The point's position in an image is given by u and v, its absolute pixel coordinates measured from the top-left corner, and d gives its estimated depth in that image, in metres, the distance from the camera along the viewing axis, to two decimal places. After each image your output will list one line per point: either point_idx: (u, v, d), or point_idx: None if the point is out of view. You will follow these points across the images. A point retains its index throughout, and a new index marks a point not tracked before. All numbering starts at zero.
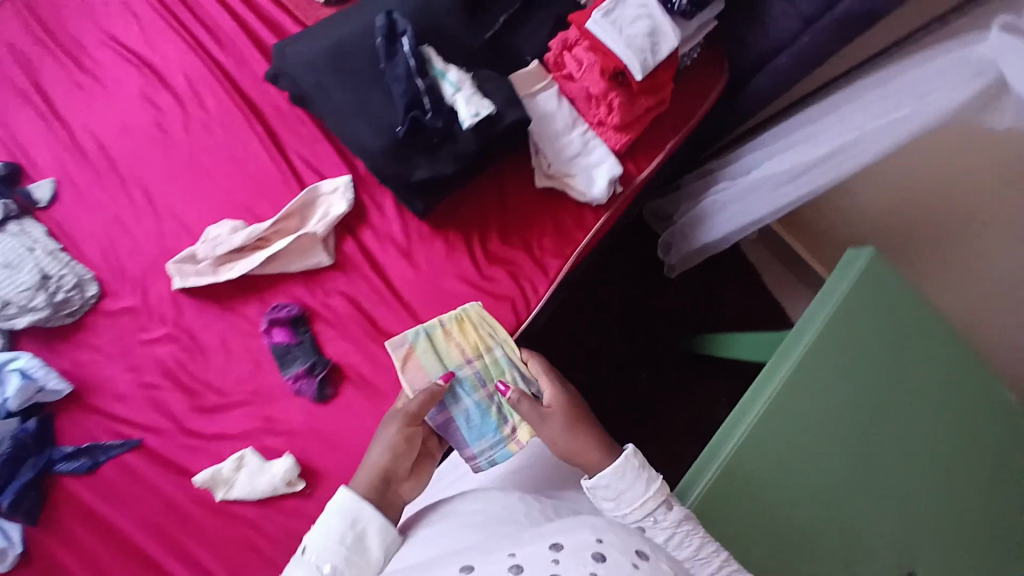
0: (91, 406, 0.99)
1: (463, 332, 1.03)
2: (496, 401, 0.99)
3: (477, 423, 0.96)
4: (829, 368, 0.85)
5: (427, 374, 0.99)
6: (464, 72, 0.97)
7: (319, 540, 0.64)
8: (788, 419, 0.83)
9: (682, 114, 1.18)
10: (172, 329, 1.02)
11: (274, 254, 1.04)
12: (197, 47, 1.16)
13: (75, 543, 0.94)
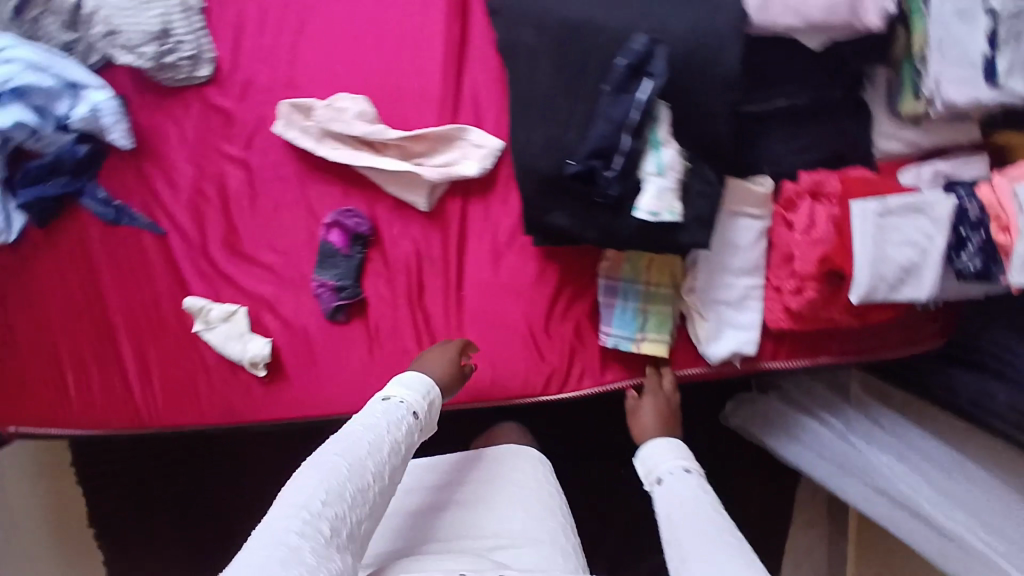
0: (147, 171, 0.98)
1: (657, 265, 0.94)
2: (649, 318, 0.95)
3: (622, 318, 0.95)
4: None
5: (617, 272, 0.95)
6: (683, 155, 0.77)
7: (401, 388, 0.79)
8: None
9: (863, 343, 0.97)
10: (252, 159, 0.97)
11: (382, 167, 0.95)
12: None
13: (77, 267, 1.01)
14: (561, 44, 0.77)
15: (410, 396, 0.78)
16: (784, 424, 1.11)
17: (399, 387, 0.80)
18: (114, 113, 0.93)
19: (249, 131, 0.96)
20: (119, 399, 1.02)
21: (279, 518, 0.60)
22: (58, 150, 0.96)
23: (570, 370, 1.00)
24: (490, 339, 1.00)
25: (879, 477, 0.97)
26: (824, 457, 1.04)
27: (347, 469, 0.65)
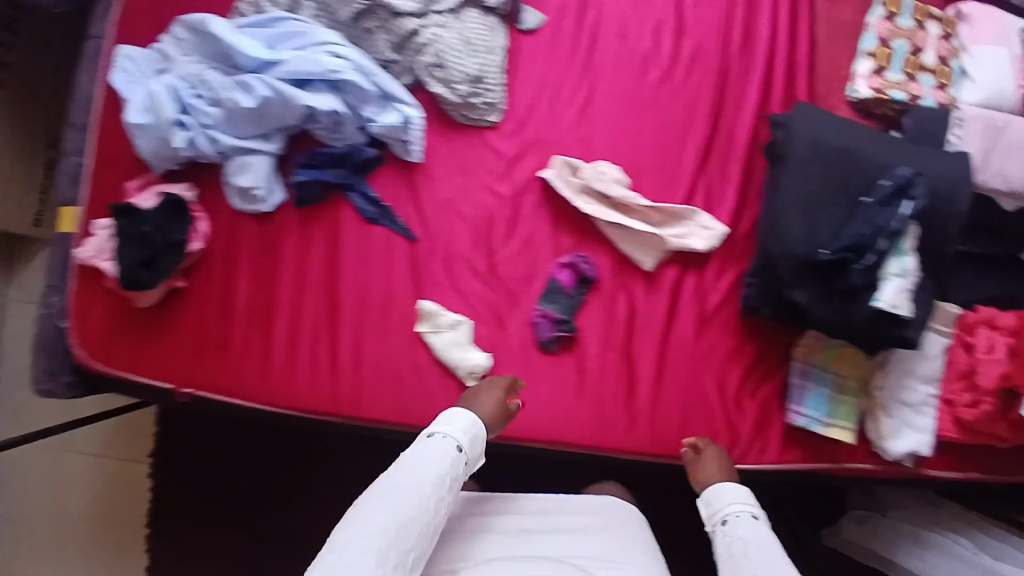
0: (412, 185, 1.10)
1: (849, 360, 1.11)
2: (837, 405, 1.10)
3: (816, 401, 1.10)
4: None
5: (814, 360, 1.11)
6: (917, 265, 0.94)
7: (451, 424, 0.87)
8: None
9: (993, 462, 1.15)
10: (509, 196, 1.11)
11: (625, 226, 1.09)
12: (726, 25, 1.17)
13: (322, 252, 1.10)
14: (833, 162, 0.96)
15: (453, 436, 0.85)
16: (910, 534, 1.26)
17: (442, 436, 0.86)
18: (419, 132, 1.04)
19: (516, 172, 1.11)
20: (327, 379, 1.09)
21: (354, 556, 0.71)
22: (348, 147, 1.06)
23: (751, 438, 1.11)
24: (682, 394, 1.11)
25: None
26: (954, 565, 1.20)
27: (394, 529, 0.74)
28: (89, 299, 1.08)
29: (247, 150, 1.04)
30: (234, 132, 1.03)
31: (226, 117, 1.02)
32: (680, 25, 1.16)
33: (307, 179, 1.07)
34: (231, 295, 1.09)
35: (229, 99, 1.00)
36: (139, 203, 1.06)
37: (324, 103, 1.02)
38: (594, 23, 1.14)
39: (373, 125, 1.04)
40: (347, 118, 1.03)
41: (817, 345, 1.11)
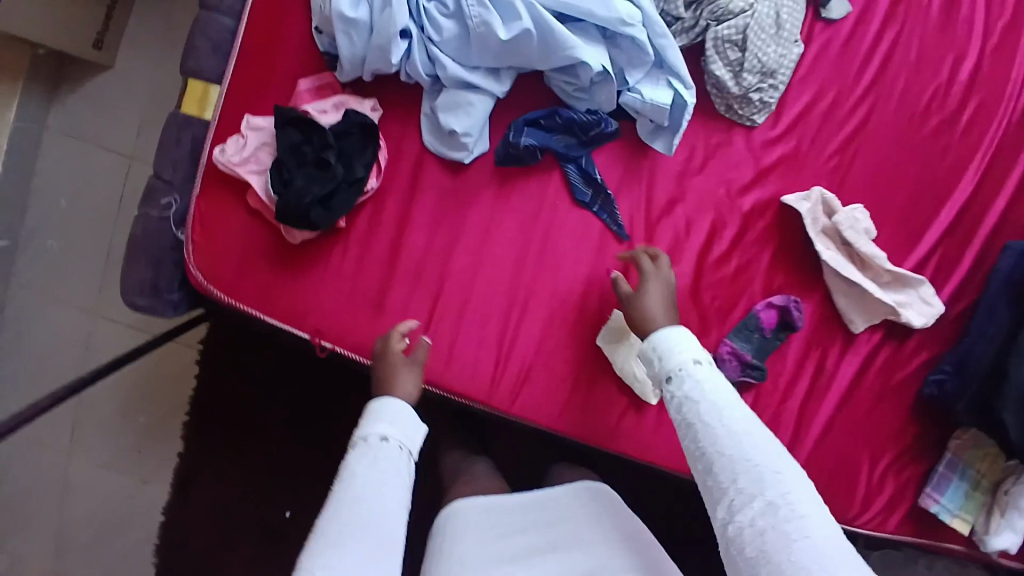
0: (637, 174, 0.92)
1: (988, 457, 1.09)
2: (968, 498, 1.08)
3: (950, 491, 1.07)
4: None
5: (961, 452, 1.08)
6: None
7: (382, 425, 0.72)
8: None
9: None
10: (739, 215, 0.95)
11: (855, 283, 0.97)
12: (1018, 85, 1.01)
13: (512, 224, 0.91)
14: None
15: (376, 428, 0.72)
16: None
17: (395, 426, 0.73)
18: (685, 120, 0.86)
19: (755, 191, 0.95)
20: (478, 372, 0.92)
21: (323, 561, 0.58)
22: (592, 113, 0.86)
23: (882, 517, 1.09)
24: (837, 463, 1.05)
25: None
26: None
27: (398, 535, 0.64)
28: (220, 212, 0.86)
29: (469, 84, 0.83)
30: (463, 58, 0.82)
31: (464, 38, 0.80)
32: (971, 71, 1.01)
33: (529, 149, 0.86)
34: (399, 249, 0.90)
35: (479, 18, 0.78)
36: (316, 115, 0.83)
37: (593, 56, 0.81)
38: (883, 43, 0.98)
39: (634, 97, 0.84)
40: (611, 80, 0.83)
41: (968, 439, 1.08)
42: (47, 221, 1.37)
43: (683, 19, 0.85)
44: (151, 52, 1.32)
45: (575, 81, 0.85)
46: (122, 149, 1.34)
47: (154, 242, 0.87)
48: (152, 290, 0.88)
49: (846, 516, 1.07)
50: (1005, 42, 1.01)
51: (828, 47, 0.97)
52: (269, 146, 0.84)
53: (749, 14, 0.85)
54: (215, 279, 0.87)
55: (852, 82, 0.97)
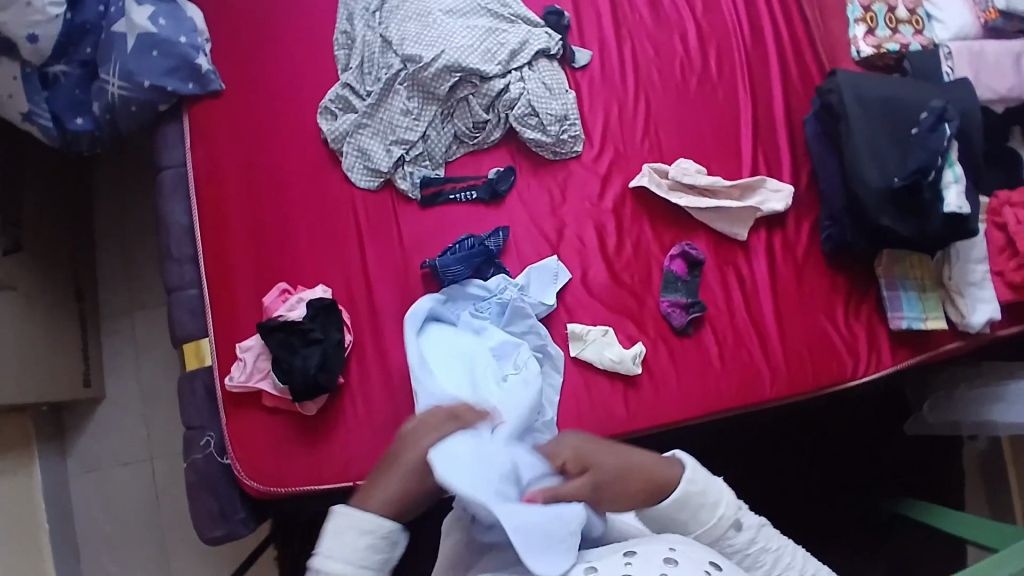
0: (522, 226, 1.17)
1: (915, 263, 1.29)
2: (924, 299, 1.27)
3: (904, 302, 1.26)
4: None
5: (895, 276, 1.27)
6: (956, 185, 1.13)
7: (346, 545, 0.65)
8: None
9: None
10: (609, 209, 1.21)
11: (717, 207, 1.23)
12: (732, 27, 1.36)
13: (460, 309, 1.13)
14: (871, 106, 1.16)
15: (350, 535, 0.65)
16: (988, 396, 1.37)
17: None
18: (511, 177, 1.17)
19: (609, 190, 1.22)
20: None
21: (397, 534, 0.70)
22: (470, 211, 1.15)
23: (867, 352, 1.25)
24: (804, 337, 1.23)
25: None
26: None
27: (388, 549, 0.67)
28: (248, 422, 1.04)
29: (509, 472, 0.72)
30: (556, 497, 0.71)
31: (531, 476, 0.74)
32: (698, 35, 1.34)
33: (456, 275, 1.10)
34: (390, 374, 1.07)
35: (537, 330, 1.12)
36: (287, 313, 1.05)
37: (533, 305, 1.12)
38: (629, 51, 1.30)
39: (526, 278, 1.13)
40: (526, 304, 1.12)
41: (891, 256, 1.28)
42: (100, 550, 1.47)
43: (490, 118, 1.15)
44: (129, 365, 1.53)
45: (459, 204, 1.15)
46: (139, 455, 1.51)
47: (209, 476, 1.03)
48: (222, 516, 1.03)
49: (844, 373, 1.23)
50: (707, 8, 1.36)
51: (597, 73, 1.28)
52: (264, 353, 1.05)
53: (526, 93, 1.16)
54: (262, 476, 1.02)
55: (626, 87, 1.28)
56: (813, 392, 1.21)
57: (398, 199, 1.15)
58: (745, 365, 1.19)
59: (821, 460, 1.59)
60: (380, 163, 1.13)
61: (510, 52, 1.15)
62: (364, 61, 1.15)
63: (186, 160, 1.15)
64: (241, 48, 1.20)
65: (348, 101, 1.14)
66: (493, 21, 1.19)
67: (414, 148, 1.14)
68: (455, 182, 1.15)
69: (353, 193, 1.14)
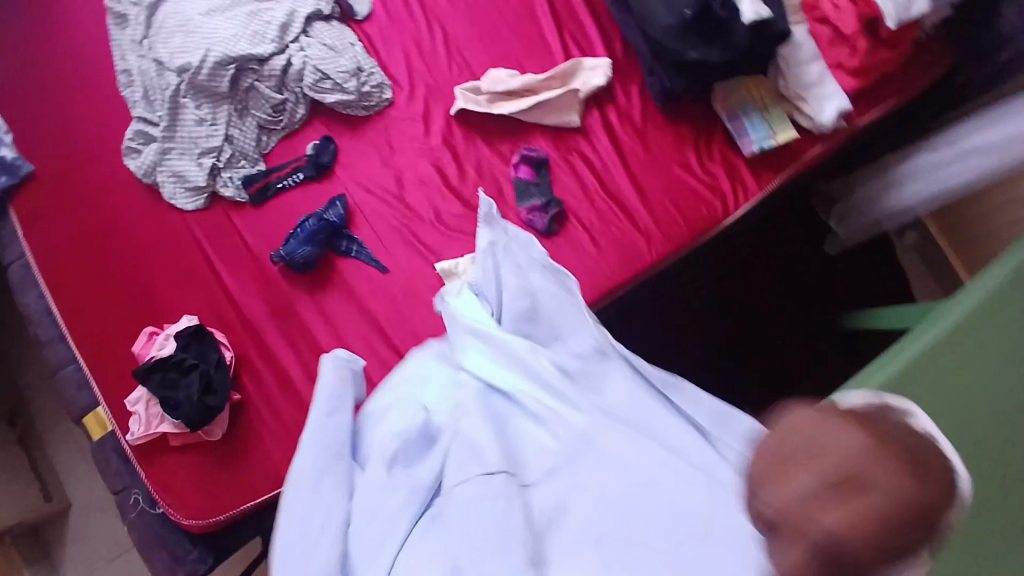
0: (359, 190, 1.17)
1: (751, 85, 1.29)
2: (768, 117, 1.27)
3: (750, 126, 1.26)
4: (905, 396, 0.87)
5: (734, 106, 1.28)
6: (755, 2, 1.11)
7: None
8: (888, 409, 0.86)
9: (891, 87, 1.33)
10: (439, 141, 1.21)
11: (539, 103, 1.22)
12: None
13: (333, 292, 1.14)
14: None
15: None
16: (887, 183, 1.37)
17: None
18: (330, 145, 1.18)
19: (433, 125, 1.22)
20: None
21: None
22: (301, 190, 1.16)
23: (733, 188, 1.25)
24: (668, 196, 1.24)
25: (964, 148, 1.19)
26: (924, 179, 1.28)
27: None
28: (165, 466, 1.08)
29: None
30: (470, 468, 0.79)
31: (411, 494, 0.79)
32: None
33: (305, 256, 1.11)
34: (283, 374, 1.11)
35: None
36: (159, 351, 1.08)
37: None
38: None
39: None
40: None
41: (724, 90, 1.28)
42: None
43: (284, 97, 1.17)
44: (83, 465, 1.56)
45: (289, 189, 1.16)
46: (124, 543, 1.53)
47: (152, 522, 1.09)
48: (176, 559, 1.08)
49: (718, 212, 1.23)
50: None
51: (384, 19, 1.27)
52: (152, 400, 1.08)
53: (309, 60, 1.18)
54: (192, 509, 1.06)
55: (416, 22, 1.27)
56: (693, 240, 1.22)
57: (232, 208, 1.16)
58: (619, 242, 1.21)
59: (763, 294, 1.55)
60: (196, 178, 1.15)
61: (279, 28, 1.17)
62: (147, 89, 1.18)
63: (25, 248, 1.16)
64: (36, 125, 1.20)
65: (146, 133, 1.17)
66: (258, 4, 1.21)
67: (224, 152, 1.16)
68: (277, 171, 1.17)
69: (187, 219, 1.16)
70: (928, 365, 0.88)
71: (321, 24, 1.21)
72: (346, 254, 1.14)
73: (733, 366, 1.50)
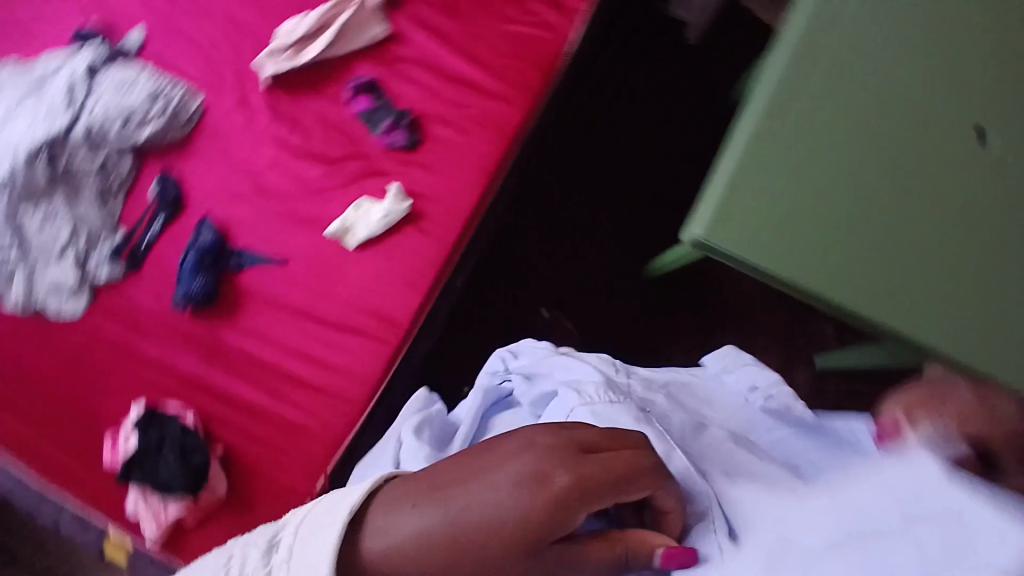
0: (221, 205, 1.13)
1: None
2: None
3: None
4: (806, 101, 0.78)
5: None
6: None
7: None
8: (794, 124, 0.77)
9: None
10: (268, 119, 1.16)
11: (338, 31, 1.16)
12: None
13: (252, 307, 1.11)
14: None
15: None
16: None
17: None
18: (169, 179, 1.14)
19: (255, 108, 1.16)
20: (359, 349, 1.10)
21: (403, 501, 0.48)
22: (166, 235, 1.13)
23: (560, 14, 1.22)
24: (506, 54, 1.20)
25: None
26: None
27: None
28: (196, 545, 1.06)
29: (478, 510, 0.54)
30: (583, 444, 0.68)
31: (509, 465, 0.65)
32: None
33: (203, 287, 1.08)
34: (248, 406, 1.09)
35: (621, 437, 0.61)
36: (126, 447, 1.05)
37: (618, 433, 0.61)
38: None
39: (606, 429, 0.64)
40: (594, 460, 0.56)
41: None
42: None
43: (104, 156, 1.13)
44: None
45: (156, 241, 1.13)
46: None
47: None
48: None
49: (558, 43, 1.21)
50: None
51: (156, 38, 1.20)
52: (147, 497, 1.05)
53: (106, 110, 1.13)
54: None
55: (187, 24, 1.21)
56: (547, 82, 1.20)
57: (117, 287, 1.13)
58: (485, 120, 1.18)
59: (641, 137, 1.41)
60: (69, 278, 1.10)
61: (61, 96, 1.11)
62: None
63: None
64: None
65: None
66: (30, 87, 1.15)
67: (79, 239, 1.12)
68: (136, 231, 1.14)
69: (81, 320, 1.12)
70: (810, 66, 0.79)
71: (101, 72, 1.15)
72: (242, 267, 1.11)
73: (659, 190, 1.37)
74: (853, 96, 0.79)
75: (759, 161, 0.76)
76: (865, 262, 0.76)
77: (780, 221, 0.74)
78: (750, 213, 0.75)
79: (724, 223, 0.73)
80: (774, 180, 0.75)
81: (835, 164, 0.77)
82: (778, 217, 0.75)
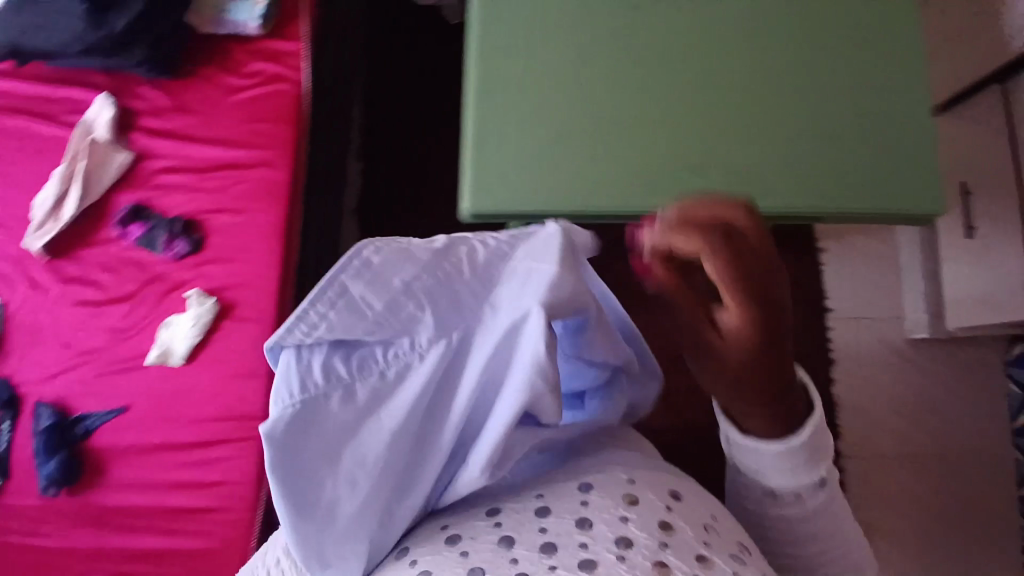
0: (50, 385, 1.14)
1: None
2: None
3: (236, 11, 1.22)
4: (503, 77, 1.05)
5: (212, 14, 1.22)
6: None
7: None
8: (499, 96, 1.04)
9: None
10: (60, 287, 1.17)
11: (87, 177, 1.19)
12: None
13: (114, 461, 1.12)
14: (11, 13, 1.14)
15: None
16: None
17: None
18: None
19: (44, 283, 1.18)
20: (224, 455, 1.09)
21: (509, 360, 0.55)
22: (14, 435, 1.13)
23: (282, 62, 1.21)
24: (246, 122, 1.19)
25: None
26: None
27: None
28: None
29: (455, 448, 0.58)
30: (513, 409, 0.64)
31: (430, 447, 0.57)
32: None
33: (59, 469, 1.09)
34: (146, 556, 1.08)
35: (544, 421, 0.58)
36: None
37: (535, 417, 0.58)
38: None
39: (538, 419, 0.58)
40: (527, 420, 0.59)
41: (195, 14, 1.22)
42: None
43: None
44: None
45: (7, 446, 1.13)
46: None
47: None
48: None
49: (292, 90, 1.20)
50: None
51: None
52: None
53: None
54: None
55: None
56: (298, 128, 1.19)
57: None
58: (252, 190, 1.16)
59: None
60: None
61: None
62: None
63: None
64: None
65: None
66: None
67: None
68: None
69: None
70: (497, 48, 1.07)
71: None
72: (89, 430, 1.12)
73: None
74: (558, 63, 1.06)
75: (488, 132, 1.04)
76: (592, 169, 1.02)
77: (532, 167, 1.02)
78: (500, 169, 1.02)
79: (489, 186, 1.02)
80: (502, 141, 1.03)
81: (539, 109, 1.04)
82: (515, 162, 1.02)
